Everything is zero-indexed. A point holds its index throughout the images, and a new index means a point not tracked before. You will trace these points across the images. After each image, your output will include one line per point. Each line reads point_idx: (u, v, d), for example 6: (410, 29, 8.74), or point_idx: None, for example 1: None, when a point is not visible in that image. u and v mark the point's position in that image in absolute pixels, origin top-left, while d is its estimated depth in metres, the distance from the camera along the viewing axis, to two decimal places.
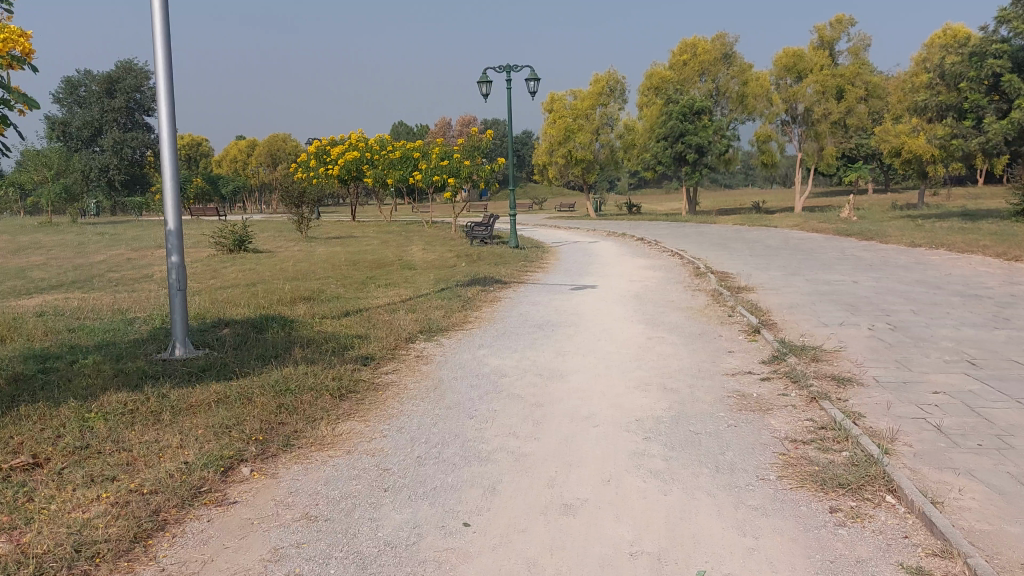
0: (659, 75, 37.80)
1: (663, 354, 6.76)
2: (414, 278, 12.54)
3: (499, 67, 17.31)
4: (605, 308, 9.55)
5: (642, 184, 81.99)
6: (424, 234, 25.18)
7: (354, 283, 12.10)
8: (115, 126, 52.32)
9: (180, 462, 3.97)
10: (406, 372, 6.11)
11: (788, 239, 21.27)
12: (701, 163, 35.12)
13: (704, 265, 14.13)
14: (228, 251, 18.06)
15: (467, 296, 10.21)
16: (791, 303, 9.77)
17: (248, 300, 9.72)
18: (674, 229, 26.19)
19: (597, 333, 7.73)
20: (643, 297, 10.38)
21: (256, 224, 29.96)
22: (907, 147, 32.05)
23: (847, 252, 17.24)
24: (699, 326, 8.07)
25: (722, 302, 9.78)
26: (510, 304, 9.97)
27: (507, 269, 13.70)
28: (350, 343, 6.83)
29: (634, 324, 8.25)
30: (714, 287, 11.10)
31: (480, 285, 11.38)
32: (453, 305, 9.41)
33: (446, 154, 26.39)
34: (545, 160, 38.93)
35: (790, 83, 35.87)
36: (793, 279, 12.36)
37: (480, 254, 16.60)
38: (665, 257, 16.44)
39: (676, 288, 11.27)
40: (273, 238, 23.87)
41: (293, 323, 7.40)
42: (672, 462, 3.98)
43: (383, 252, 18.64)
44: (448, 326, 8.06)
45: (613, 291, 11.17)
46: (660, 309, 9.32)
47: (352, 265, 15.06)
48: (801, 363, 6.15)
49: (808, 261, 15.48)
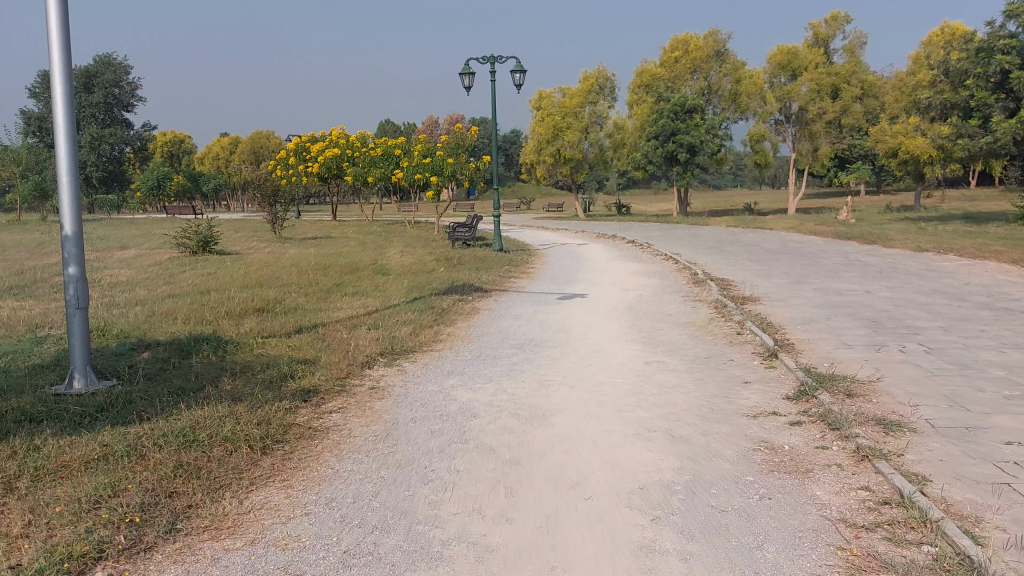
0: (649, 72, 36.73)
1: (666, 384, 5.67)
2: (386, 286, 11.43)
3: (482, 58, 16.23)
4: (595, 322, 8.48)
5: (631, 184, 81.07)
6: (404, 235, 24.06)
7: (318, 291, 10.97)
8: (93, 123, 51.23)
9: (5, 566, 2.83)
10: (354, 411, 4.99)
11: (785, 243, 20.25)
12: (693, 162, 34.13)
13: (701, 271, 13.07)
14: (192, 253, 16.89)
15: (439, 308, 9.12)
16: (804, 318, 8.68)
17: (191, 312, 8.57)
18: (667, 231, 25.11)
19: (587, 357, 6.64)
20: (637, 310, 9.30)
21: (231, 224, 28.74)
22: (904, 147, 31.05)
23: (851, 258, 16.21)
24: (705, 347, 6.98)
25: (726, 316, 8.70)
26: (489, 317, 8.86)
27: (487, 275, 12.61)
28: (292, 372, 5.71)
29: (629, 344, 7.16)
30: (715, 298, 10.03)
31: (457, 294, 10.29)
32: (424, 319, 8.32)
33: (428, 151, 25.27)
34: (532, 159, 37.76)
35: (784, 82, 34.97)
36: (801, 288, 11.30)
37: (461, 257, 15.51)
38: (658, 262, 15.39)
39: (673, 299, 10.19)
40: (245, 239, 22.68)
41: (228, 345, 6.29)
42: (693, 565, 2.89)
43: (359, 254, 17.54)
44: (414, 346, 6.97)
45: (604, 301, 10.08)
46: (659, 325, 8.23)
47: (321, 270, 13.92)
48: (835, 401, 5.05)
49: (812, 267, 14.45)
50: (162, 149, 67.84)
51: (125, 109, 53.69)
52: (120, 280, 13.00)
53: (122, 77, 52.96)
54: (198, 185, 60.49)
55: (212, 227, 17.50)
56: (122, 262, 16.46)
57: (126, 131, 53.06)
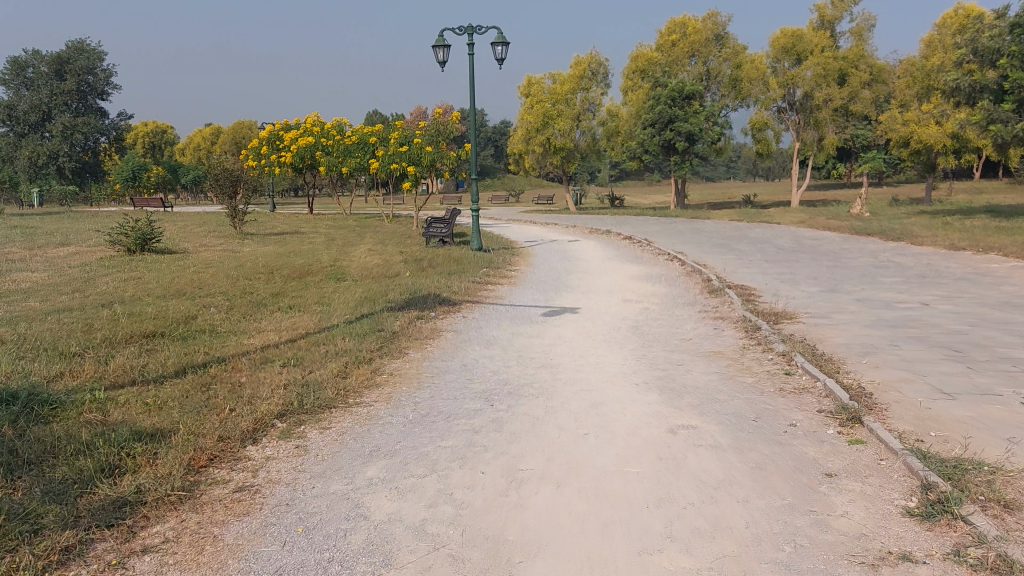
0: (645, 56, 34.68)
1: (707, 479, 3.60)
2: (334, 296, 9.35)
3: (460, 28, 14.16)
4: (591, 352, 6.41)
5: (624, 176, 79.03)
6: (380, 230, 21.94)
7: (247, 304, 8.86)
8: (65, 111, 48.82)
9: None
10: (182, 555, 2.89)
11: (798, 239, 18.27)
12: (691, 152, 32.27)
13: (715, 276, 11.08)
14: (128, 251, 14.76)
15: (389, 330, 7.05)
16: (863, 344, 6.66)
17: (51, 339, 6.45)
18: (665, 226, 23.15)
19: (582, 418, 4.57)
20: (644, 333, 7.23)
21: (194, 218, 26.56)
22: (916, 136, 28.99)
23: (879, 258, 14.23)
24: (748, 400, 4.94)
25: (762, 342, 6.67)
26: (454, 344, 6.77)
27: (458, 282, 10.56)
28: (116, 462, 3.60)
29: (642, 394, 5.10)
30: (741, 315, 7.99)
31: (417, 309, 8.19)
32: (362, 350, 6.21)
33: (405, 138, 23.13)
34: (521, 149, 35.51)
35: (788, 66, 32.91)
36: (839, 299, 9.29)
37: (433, 258, 13.47)
38: (659, 263, 13.36)
39: (688, 315, 8.14)
40: (201, 235, 20.60)
41: (37, 414, 4.16)
42: None
43: (320, 254, 15.43)
44: (334, 399, 4.90)
45: (600, 319, 8.01)
46: (676, 359, 6.16)
47: (267, 274, 11.79)
48: (1001, 527, 3.01)
49: (839, 270, 12.52)
50: (142, 139, 65.43)
51: (99, 97, 51.53)
52: (20, 286, 10.87)
53: (96, 64, 50.69)
54: (176, 176, 58.13)
55: (152, 221, 15.42)
56: (47, 261, 14.32)
57: (100, 120, 50.69)
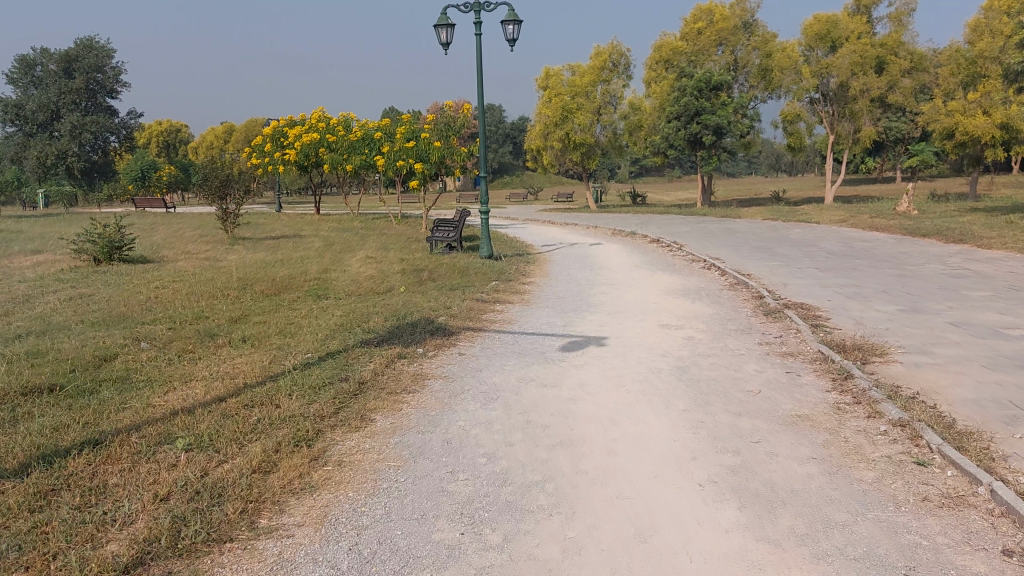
0: (668, 45, 32.74)
1: None
2: (305, 321, 7.58)
3: (465, 5, 12.37)
4: (628, 416, 4.61)
5: (646, 172, 77.24)
6: (386, 232, 20.32)
7: (193, 333, 7.06)
8: (74, 110, 47.67)
9: None
10: None
11: (845, 241, 16.34)
12: (718, 146, 30.35)
13: (768, 293, 9.26)
14: (95, 262, 13.15)
15: (355, 381, 5.25)
16: (1001, 403, 4.83)
17: None
18: (694, 226, 21.37)
19: (623, 569, 2.81)
20: (695, 380, 5.43)
21: (192, 221, 24.97)
22: (960, 128, 26.54)
23: (949, 265, 12.32)
24: (882, 528, 3.13)
25: (862, 399, 4.87)
26: (439, 401, 4.97)
27: (459, 300, 8.79)
28: None
29: (711, 509, 3.30)
30: (817, 351, 6.18)
31: (401, 345, 6.41)
32: (309, 419, 4.46)
33: (412, 134, 21.40)
34: (538, 145, 33.23)
35: (821, 55, 30.78)
36: (930, 325, 7.42)
37: (435, 269, 11.71)
38: (696, 273, 11.51)
39: (747, 351, 6.35)
40: (189, 240, 18.95)
41: None
42: None
43: (311, 263, 13.68)
44: (233, 523, 3.14)
45: (632, 355, 6.23)
46: (747, 429, 4.37)
47: (237, 289, 10.01)
48: None
49: (907, 280, 10.69)
50: (156, 138, 64.33)
51: (109, 95, 50.36)
52: None
53: (105, 62, 49.51)
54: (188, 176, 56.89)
55: (124, 227, 13.85)
56: (4, 273, 12.78)
57: (110, 119, 49.52)
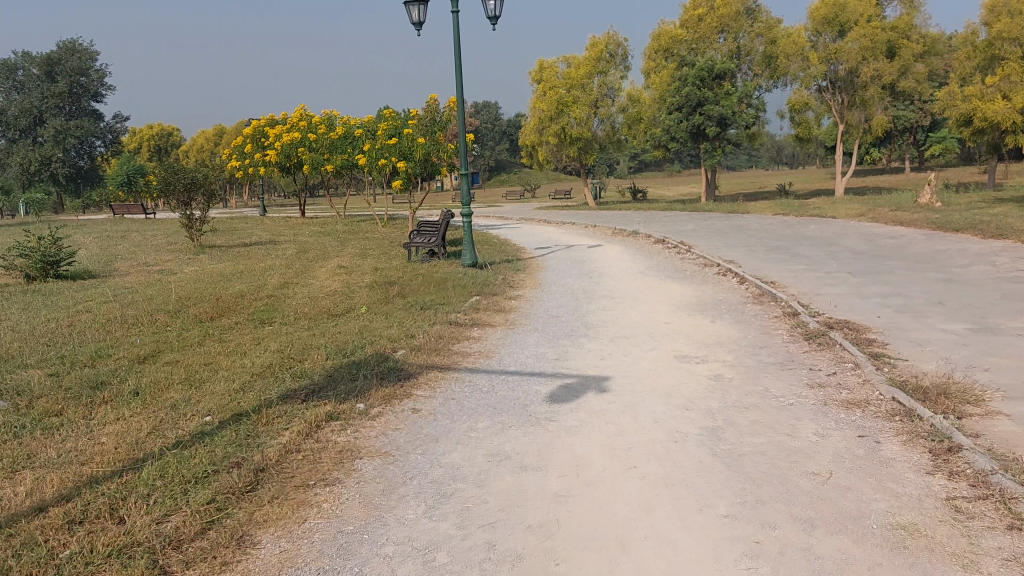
0: (668, 34, 31.22)
1: None
2: (226, 360, 6.00)
3: None
4: (644, 532, 3.01)
5: (644, 168, 75.70)
6: (368, 237, 18.76)
7: (73, 383, 5.44)
8: (57, 114, 45.97)
9: None
10: None
11: (870, 238, 14.73)
12: (723, 137, 28.72)
13: (804, 309, 7.67)
14: (28, 280, 11.62)
15: (251, 469, 3.68)
16: None
17: None
18: (701, 223, 19.79)
19: None
20: (736, 455, 3.84)
21: (164, 228, 23.37)
22: (978, 114, 24.86)
23: (998, 265, 10.75)
24: None
25: (995, 495, 3.25)
26: (367, 502, 3.39)
27: (426, 325, 7.19)
28: None
29: None
30: (894, 400, 4.59)
31: (330, 400, 4.81)
32: (150, 552, 2.87)
33: (395, 130, 19.82)
34: (533, 141, 31.65)
35: (829, 40, 29.05)
36: (1016, 351, 5.82)
37: (409, 282, 10.14)
38: (711, 282, 9.93)
39: (796, 400, 4.76)
40: (152, 250, 17.39)
41: None
42: None
43: (271, 275, 12.05)
44: None
45: (644, 411, 4.63)
46: (831, 558, 2.78)
47: (168, 313, 8.42)
48: None
49: (958, 286, 9.09)
50: (147, 142, 62.67)
51: (93, 98, 48.58)
52: None
53: (89, 64, 47.70)
54: None
55: (61, 238, 12.32)
56: None
57: (95, 123, 47.87)
